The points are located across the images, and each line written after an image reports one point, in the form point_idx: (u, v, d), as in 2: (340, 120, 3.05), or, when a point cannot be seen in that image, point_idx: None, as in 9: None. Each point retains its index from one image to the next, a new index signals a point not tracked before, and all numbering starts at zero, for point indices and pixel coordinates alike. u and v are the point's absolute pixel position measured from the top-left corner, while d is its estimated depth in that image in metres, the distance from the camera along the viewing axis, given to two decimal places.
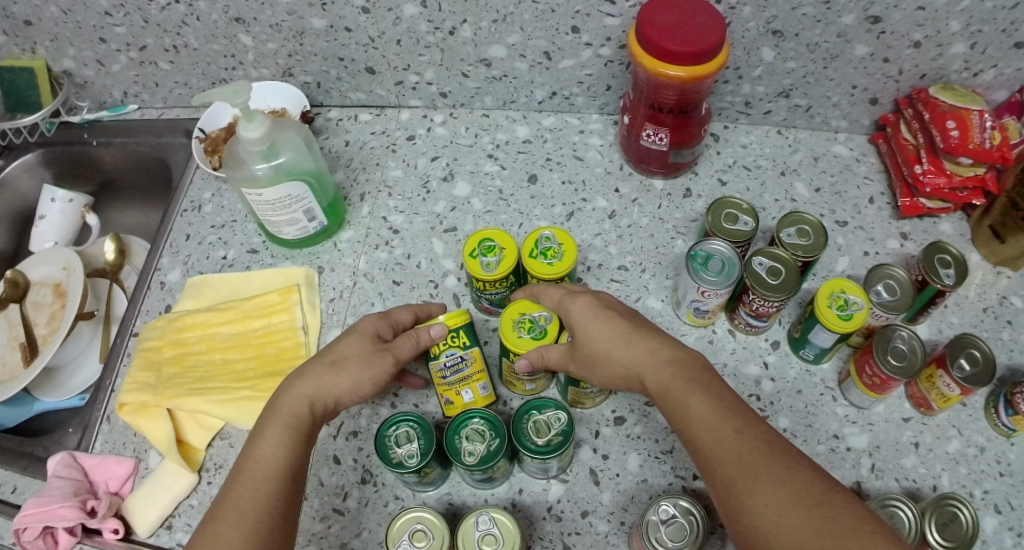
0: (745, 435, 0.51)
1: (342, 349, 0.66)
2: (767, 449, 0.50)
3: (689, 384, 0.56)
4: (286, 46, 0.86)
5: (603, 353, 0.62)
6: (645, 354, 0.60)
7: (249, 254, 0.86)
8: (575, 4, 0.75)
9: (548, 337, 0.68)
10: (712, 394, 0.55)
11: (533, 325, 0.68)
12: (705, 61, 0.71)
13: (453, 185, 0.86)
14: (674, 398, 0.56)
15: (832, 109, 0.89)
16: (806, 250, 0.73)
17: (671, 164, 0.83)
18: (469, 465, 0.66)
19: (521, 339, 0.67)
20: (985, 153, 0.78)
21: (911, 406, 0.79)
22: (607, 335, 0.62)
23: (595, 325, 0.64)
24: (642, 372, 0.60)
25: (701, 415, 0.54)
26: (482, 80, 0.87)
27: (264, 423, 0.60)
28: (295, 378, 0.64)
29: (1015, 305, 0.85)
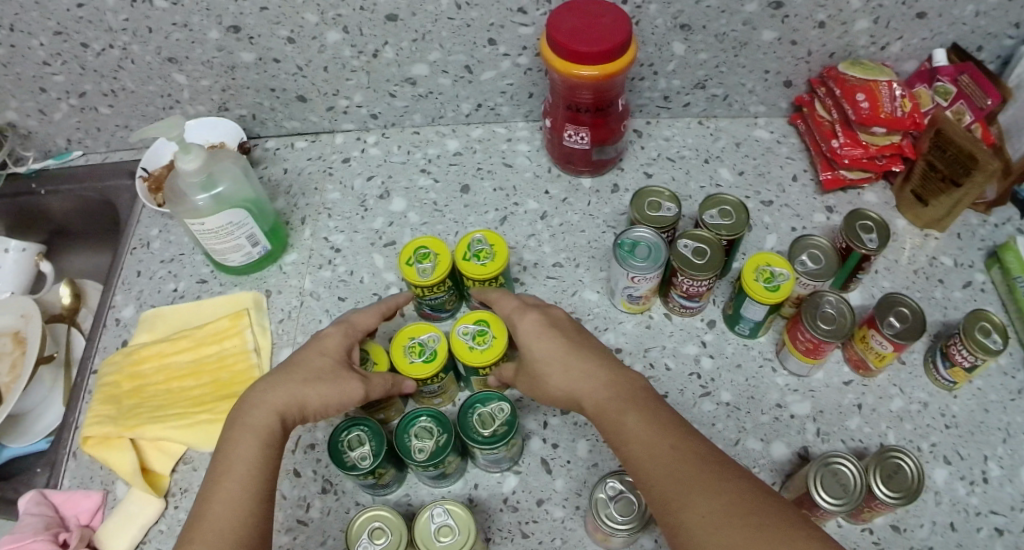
0: (682, 454, 0.54)
1: (319, 368, 0.67)
2: (701, 464, 0.53)
3: (626, 405, 0.59)
4: (220, 82, 0.88)
5: (544, 372, 0.65)
6: (584, 375, 0.63)
7: (199, 284, 0.88)
8: (488, 17, 0.78)
9: (439, 352, 0.73)
10: (649, 414, 0.58)
11: (423, 346, 0.73)
12: (613, 59, 0.75)
13: (389, 201, 0.87)
14: (613, 419, 0.59)
15: (748, 95, 0.91)
16: (729, 229, 0.76)
17: (596, 161, 0.86)
18: (419, 461, 0.69)
19: (412, 364, 0.72)
20: (897, 121, 0.83)
21: (851, 369, 0.83)
22: (550, 356, 0.65)
23: (538, 344, 0.66)
24: (582, 392, 0.62)
25: (637, 432, 0.57)
26: (409, 98, 0.90)
27: (240, 438, 0.61)
28: (266, 390, 0.64)
29: (944, 264, 0.88)
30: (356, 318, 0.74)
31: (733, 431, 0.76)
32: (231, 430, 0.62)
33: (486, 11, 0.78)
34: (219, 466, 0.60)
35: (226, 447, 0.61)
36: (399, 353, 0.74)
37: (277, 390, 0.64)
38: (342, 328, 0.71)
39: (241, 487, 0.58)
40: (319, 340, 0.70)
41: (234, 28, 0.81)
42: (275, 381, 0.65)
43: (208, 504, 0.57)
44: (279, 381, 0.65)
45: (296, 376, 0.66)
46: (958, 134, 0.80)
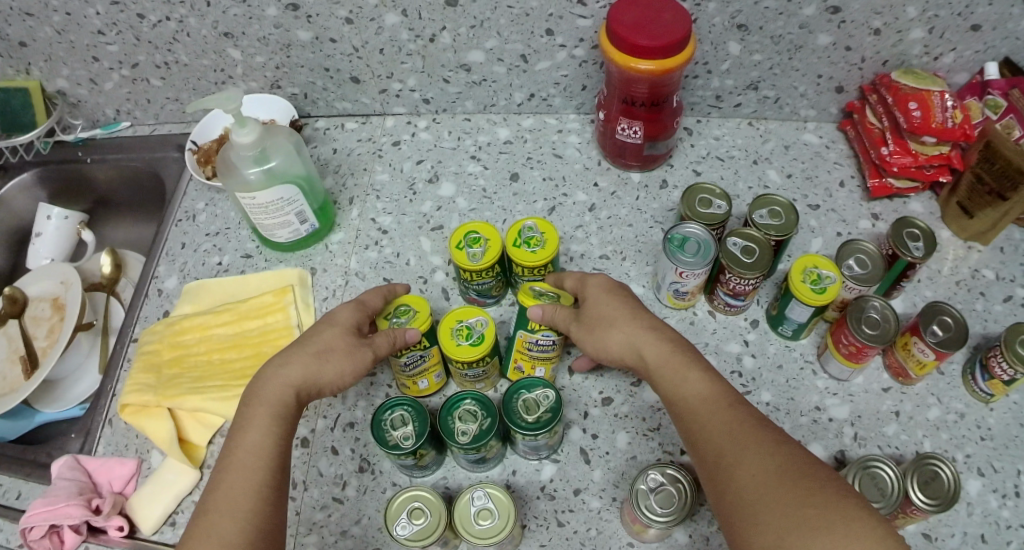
0: (745, 417, 0.55)
1: (328, 340, 0.68)
2: (758, 425, 0.54)
3: (689, 363, 0.61)
4: (274, 59, 0.89)
5: (608, 323, 0.66)
6: (650, 335, 0.64)
7: (243, 259, 0.88)
8: (548, 7, 0.79)
9: (487, 337, 0.73)
10: (711, 374, 0.59)
11: (471, 330, 0.74)
12: (671, 55, 0.75)
13: (439, 185, 0.87)
14: (677, 380, 0.60)
15: (800, 99, 0.91)
16: (778, 229, 0.77)
17: (647, 156, 0.85)
18: (461, 443, 0.69)
19: (460, 346, 0.73)
20: (948, 131, 0.83)
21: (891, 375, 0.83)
22: (616, 315, 0.66)
23: (607, 299, 0.68)
24: (645, 351, 0.63)
25: (698, 388, 0.58)
26: (463, 84, 0.90)
27: (253, 412, 0.62)
28: (278, 364, 0.65)
29: (987, 277, 0.88)
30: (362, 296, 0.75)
31: None
32: (245, 405, 0.63)
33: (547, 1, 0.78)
34: (232, 440, 0.61)
35: (240, 421, 0.62)
36: (446, 335, 0.74)
37: (289, 364, 0.65)
38: (350, 305, 0.73)
39: (255, 456, 0.59)
40: (330, 315, 0.71)
41: (294, 6, 0.82)
42: (289, 356, 0.66)
43: (222, 476, 0.58)
44: (289, 357, 0.66)
45: (304, 350, 0.67)
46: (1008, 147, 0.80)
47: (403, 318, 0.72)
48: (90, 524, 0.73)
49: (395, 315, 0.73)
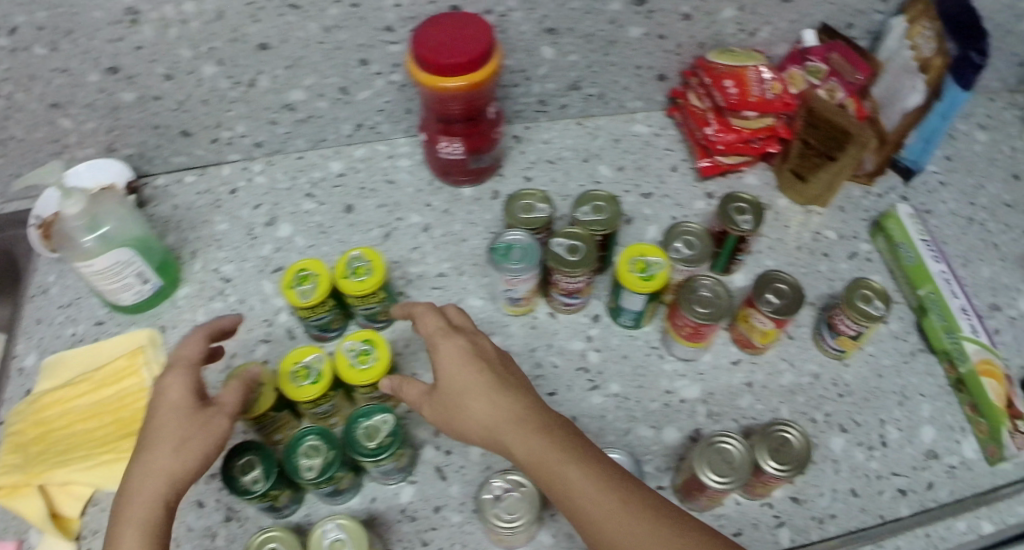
0: (619, 499, 0.55)
1: (181, 416, 0.63)
2: (648, 521, 0.54)
3: (564, 456, 0.57)
4: (104, 123, 0.88)
5: (471, 414, 0.62)
6: (511, 408, 0.61)
7: (97, 326, 0.89)
8: (357, 38, 0.81)
9: (325, 374, 0.73)
10: (589, 465, 0.57)
11: (309, 369, 0.74)
12: (477, 68, 0.77)
13: (276, 228, 0.89)
14: (549, 469, 0.57)
15: (623, 92, 0.93)
16: (601, 224, 0.78)
17: (474, 170, 0.88)
18: (309, 479, 0.69)
19: (299, 388, 0.73)
20: (766, 104, 0.85)
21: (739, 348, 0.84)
22: (472, 389, 0.62)
23: (460, 376, 0.63)
24: (504, 423, 0.60)
25: (579, 485, 0.56)
26: (290, 124, 0.91)
27: (122, 535, 0.58)
28: (140, 474, 0.60)
29: (829, 237, 0.91)
30: (178, 352, 0.69)
31: (624, 422, 0.77)
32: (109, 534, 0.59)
33: (354, 32, 0.80)
34: None
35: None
36: (285, 380, 0.74)
37: (158, 456, 0.61)
38: (177, 374, 0.66)
39: None
40: (162, 396, 0.65)
41: (113, 69, 0.81)
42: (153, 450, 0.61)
43: None
44: (153, 452, 0.61)
45: (165, 436, 0.62)
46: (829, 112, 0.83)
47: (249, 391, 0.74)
48: None
49: None
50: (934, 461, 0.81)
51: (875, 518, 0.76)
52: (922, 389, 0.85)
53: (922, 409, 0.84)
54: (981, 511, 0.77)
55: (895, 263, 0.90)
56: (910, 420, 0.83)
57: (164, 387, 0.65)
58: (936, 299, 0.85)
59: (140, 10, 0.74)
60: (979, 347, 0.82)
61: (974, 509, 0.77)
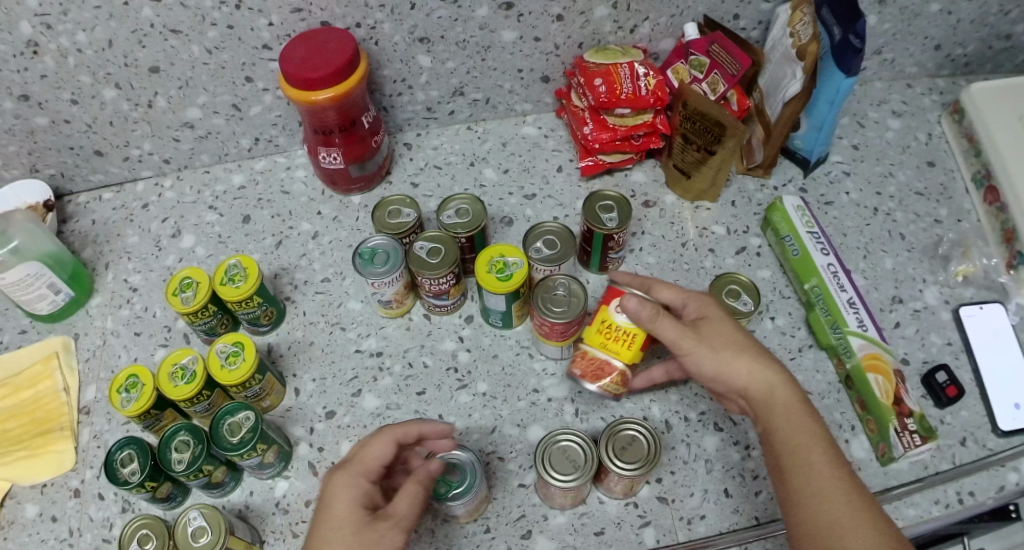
0: (833, 450, 0.59)
1: (356, 522, 0.57)
2: (859, 496, 0.56)
3: (802, 419, 0.62)
4: (24, 146, 0.92)
5: (735, 355, 0.65)
6: (779, 373, 0.64)
7: (20, 335, 0.94)
8: (239, 57, 0.83)
9: (199, 374, 0.79)
10: (822, 433, 0.60)
11: (184, 369, 0.79)
12: (345, 79, 0.77)
13: (181, 239, 0.93)
14: (800, 427, 0.61)
15: (510, 95, 0.93)
16: (465, 226, 0.80)
17: (359, 178, 0.90)
18: (179, 470, 0.75)
19: (176, 387, 0.78)
20: (638, 100, 0.85)
21: (578, 377, 0.76)
22: (747, 349, 0.65)
23: (728, 329, 0.67)
24: (775, 386, 0.63)
25: (816, 453, 0.59)
26: (193, 140, 0.94)
27: None
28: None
29: (717, 233, 0.91)
30: (367, 452, 0.63)
31: (490, 420, 0.80)
32: None
33: (235, 52, 0.82)
34: None
35: None
36: (165, 380, 0.79)
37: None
38: (347, 480, 0.60)
39: None
40: (329, 501, 0.59)
41: (23, 97, 0.85)
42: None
43: None
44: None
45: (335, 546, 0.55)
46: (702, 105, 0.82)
47: (132, 391, 0.79)
48: None
49: (125, 388, 0.80)
50: None
51: (748, 518, 0.78)
52: (808, 387, 0.86)
53: None
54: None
55: (784, 257, 0.90)
56: None
57: (340, 495, 0.59)
58: (820, 292, 0.86)
59: (39, 42, 0.78)
60: (864, 341, 0.82)
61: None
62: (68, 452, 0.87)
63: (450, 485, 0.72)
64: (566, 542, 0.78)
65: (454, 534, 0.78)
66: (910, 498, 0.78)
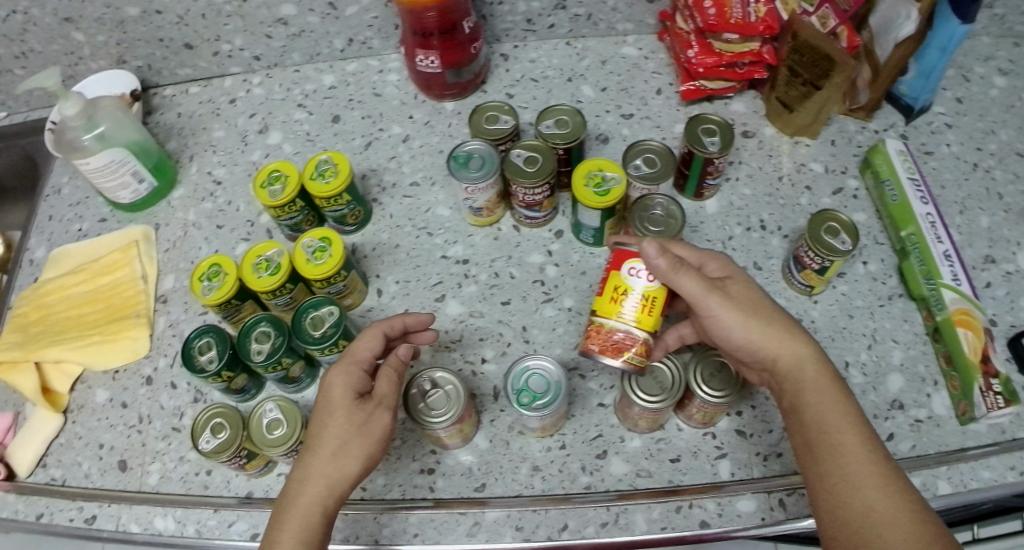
0: (862, 422, 0.59)
1: (349, 410, 0.61)
2: (882, 468, 0.56)
3: (826, 390, 0.61)
4: (113, 36, 0.91)
5: (755, 323, 0.64)
6: (809, 346, 0.63)
7: (100, 223, 0.94)
8: None
9: (284, 267, 0.77)
10: (847, 406, 0.60)
11: (268, 262, 0.78)
12: None
13: (268, 135, 0.92)
14: (832, 401, 0.60)
15: (612, 13, 0.90)
16: (563, 137, 0.78)
17: (454, 85, 0.88)
18: (258, 362, 0.75)
19: (259, 278, 0.77)
20: (748, 27, 0.82)
21: (597, 354, 0.67)
22: (770, 317, 0.64)
23: (745, 293, 0.66)
24: (803, 359, 0.62)
25: (840, 425, 0.58)
26: (285, 38, 0.92)
27: (319, 465, 0.59)
28: (318, 430, 0.61)
29: (814, 171, 0.89)
30: (358, 344, 0.66)
31: (574, 336, 0.77)
32: (303, 456, 0.60)
33: None
34: (301, 477, 0.59)
35: (310, 463, 0.59)
36: (248, 271, 0.78)
37: (320, 462, 0.59)
38: (342, 366, 0.64)
39: (314, 509, 0.58)
40: (327, 386, 0.63)
41: None
42: (310, 457, 0.60)
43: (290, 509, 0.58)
44: (314, 455, 0.60)
45: (334, 431, 0.60)
46: (815, 37, 0.79)
47: (214, 280, 0.79)
48: None
49: (207, 277, 0.79)
50: (899, 411, 0.78)
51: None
52: (895, 335, 0.83)
53: (893, 356, 0.82)
54: (940, 471, 0.74)
55: (881, 202, 0.88)
56: (877, 365, 0.81)
57: (339, 384, 0.63)
58: (916, 241, 0.83)
59: None
60: (958, 296, 0.78)
61: (933, 468, 0.74)
62: (142, 340, 0.87)
63: (533, 397, 0.70)
64: (641, 466, 0.77)
65: (527, 447, 0.78)
66: (986, 461, 0.74)
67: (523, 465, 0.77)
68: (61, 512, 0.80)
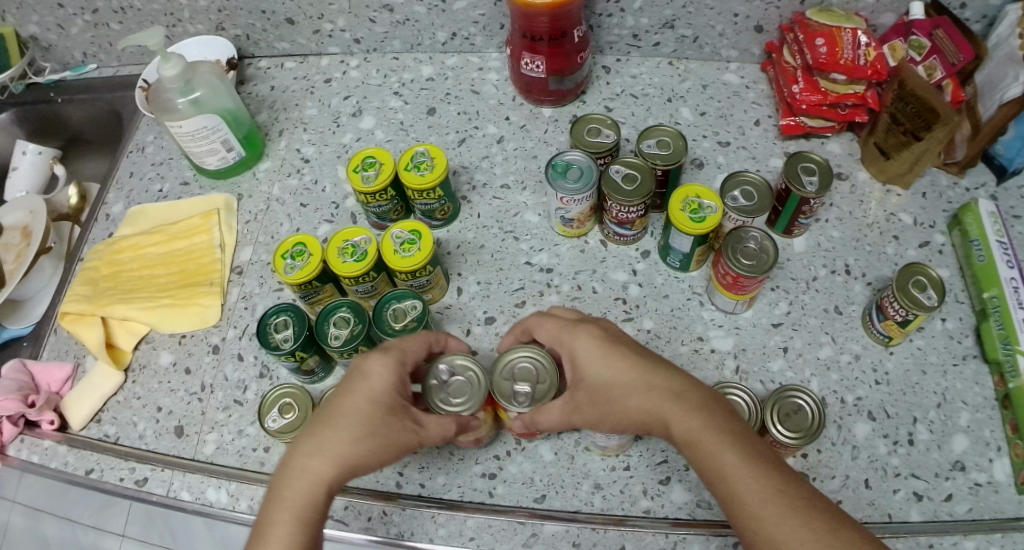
0: (754, 458, 0.55)
1: (376, 404, 0.61)
2: (792, 505, 0.52)
3: (715, 439, 0.56)
4: (216, 2, 0.91)
5: (619, 400, 0.61)
6: (671, 401, 0.59)
7: (181, 187, 0.95)
8: None
9: (371, 253, 0.77)
10: (739, 446, 0.55)
11: (355, 248, 0.78)
12: None
13: (360, 119, 0.93)
14: (713, 444, 0.56)
15: (719, 38, 0.90)
16: (664, 159, 0.78)
17: (555, 92, 0.88)
18: (335, 347, 0.75)
19: (345, 263, 0.77)
20: (857, 69, 0.81)
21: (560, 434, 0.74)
22: (628, 384, 0.61)
23: (607, 368, 0.62)
24: (670, 420, 0.58)
25: (737, 469, 0.54)
26: (389, 24, 0.92)
27: (330, 444, 0.58)
28: (342, 410, 0.61)
29: (903, 221, 0.88)
30: (403, 343, 0.66)
31: None
32: (317, 433, 0.60)
33: None
34: (306, 453, 0.58)
35: (318, 441, 0.59)
36: (333, 254, 0.78)
37: (337, 440, 0.58)
38: (385, 359, 0.64)
39: (312, 486, 0.57)
40: (363, 376, 0.62)
41: None
42: (312, 441, 0.59)
43: (287, 486, 0.57)
44: (318, 439, 0.59)
45: (358, 414, 0.60)
46: (924, 89, 0.78)
47: (297, 259, 0.78)
48: (29, 417, 0.84)
49: (290, 256, 0.79)
50: (960, 473, 0.76)
51: (883, 515, 0.73)
52: (966, 397, 0.81)
53: (960, 417, 0.79)
54: (994, 537, 0.72)
55: (966, 261, 0.86)
56: (944, 424, 0.79)
57: (368, 374, 0.63)
58: (998, 304, 0.81)
59: None
60: None
61: (988, 533, 0.72)
62: (213, 309, 0.86)
63: None
64: (702, 497, 0.76)
65: (590, 464, 0.78)
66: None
67: (585, 481, 0.77)
68: (113, 470, 0.80)
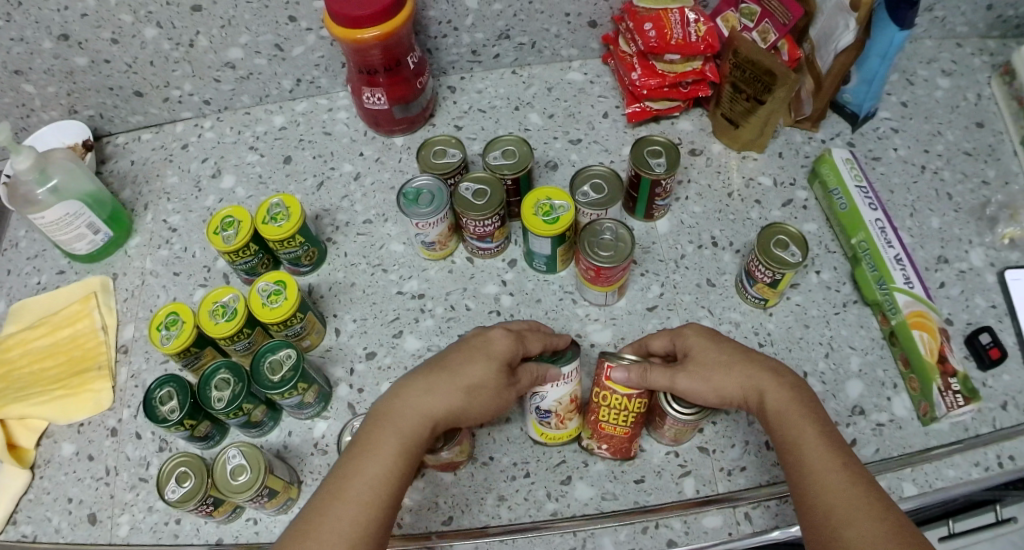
0: (833, 439, 0.57)
1: (494, 366, 0.63)
2: (862, 482, 0.53)
3: (804, 415, 0.59)
4: (63, 87, 0.91)
5: (717, 371, 0.64)
6: (771, 376, 0.62)
7: (58, 276, 0.95)
8: None
9: (241, 312, 0.77)
10: (827, 427, 0.58)
11: (225, 307, 0.78)
12: (391, 14, 0.74)
13: (220, 179, 0.94)
14: (792, 422, 0.59)
15: (556, 40, 0.92)
16: (511, 168, 0.79)
17: (403, 119, 0.90)
18: (219, 409, 0.74)
19: (217, 325, 0.77)
20: (689, 47, 0.83)
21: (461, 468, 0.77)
22: (730, 359, 0.64)
23: (712, 349, 0.66)
24: (767, 390, 0.61)
25: (817, 442, 0.57)
26: (234, 81, 0.93)
27: (421, 398, 0.61)
28: (456, 366, 0.63)
29: (762, 184, 0.91)
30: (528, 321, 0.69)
31: None
32: (423, 380, 0.63)
33: None
34: (401, 398, 0.61)
35: (415, 390, 0.62)
36: (206, 318, 0.78)
37: (433, 396, 0.61)
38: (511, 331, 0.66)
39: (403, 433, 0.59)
40: (489, 338, 0.65)
41: (64, 36, 0.84)
42: (427, 383, 0.62)
43: (379, 428, 0.60)
44: (431, 385, 0.62)
45: (467, 374, 0.62)
46: (755, 54, 0.80)
47: (172, 328, 0.78)
48: None
49: (165, 327, 0.79)
50: (861, 417, 0.77)
51: None
52: (853, 342, 0.82)
53: (851, 363, 0.81)
54: (905, 473, 0.73)
55: (831, 211, 0.88)
56: (835, 373, 0.80)
57: (492, 337, 0.65)
58: (867, 247, 0.83)
59: None
60: (911, 298, 0.78)
61: (897, 470, 0.73)
62: (105, 392, 0.87)
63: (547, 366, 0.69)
64: (605, 489, 0.77)
65: (492, 477, 0.79)
66: (949, 459, 0.74)
67: (490, 495, 0.77)
68: None
